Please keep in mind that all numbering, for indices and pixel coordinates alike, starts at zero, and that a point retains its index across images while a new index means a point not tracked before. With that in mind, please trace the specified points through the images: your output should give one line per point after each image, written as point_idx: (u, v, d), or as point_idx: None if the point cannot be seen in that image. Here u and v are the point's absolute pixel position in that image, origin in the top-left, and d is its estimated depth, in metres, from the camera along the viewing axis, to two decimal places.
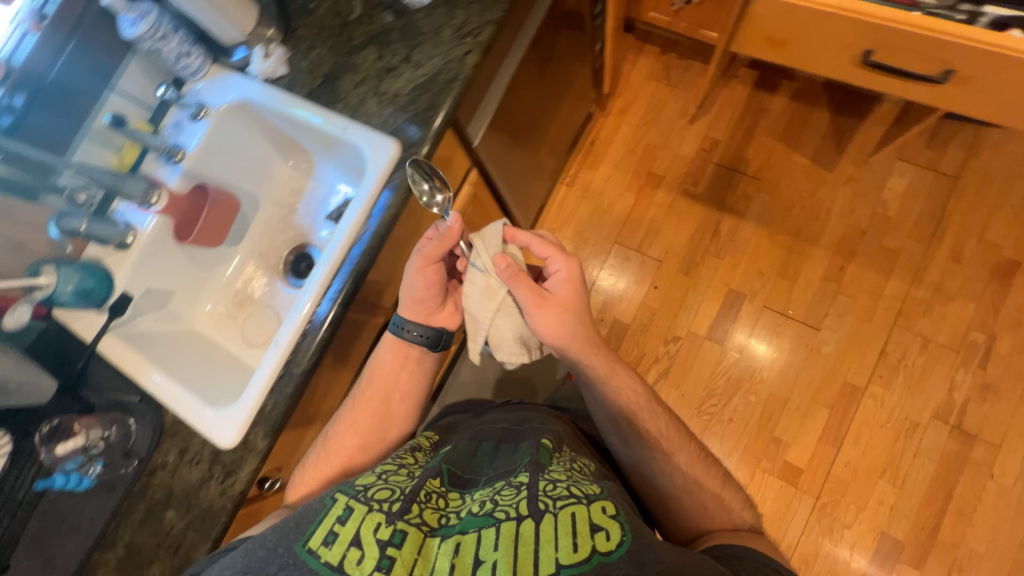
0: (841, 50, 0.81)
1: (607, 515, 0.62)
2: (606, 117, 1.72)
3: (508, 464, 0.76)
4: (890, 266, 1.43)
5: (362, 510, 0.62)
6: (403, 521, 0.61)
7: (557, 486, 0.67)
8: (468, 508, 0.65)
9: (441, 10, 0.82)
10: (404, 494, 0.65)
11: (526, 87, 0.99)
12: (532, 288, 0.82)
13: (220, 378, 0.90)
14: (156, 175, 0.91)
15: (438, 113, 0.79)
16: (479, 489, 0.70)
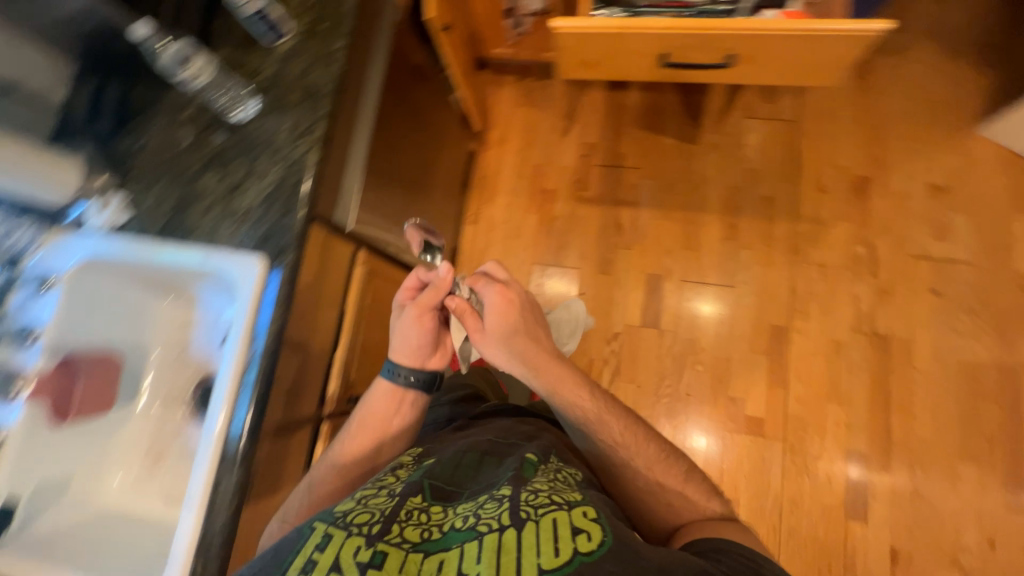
0: (644, 57, 0.89)
1: (588, 518, 0.67)
2: (489, 151, 1.79)
3: (494, 476, 0.77)
4: (772, 211, 1.57)
5: (341, 535, 0.64)
6: (382, 543, 0.63)
7: (539, 495, 0.70)
8: (451, 522, 0.68)
9: (271, 118, 0.82)
10: (384, 516, 0.67)
11: (386, 158, 1.01)
12: (474, 323, 0.87)
13: (144, 551, 0.81)
14: (14, 364, 0.85)
15: (295, 217, 0.79)
16: (463, 502, 0.72)
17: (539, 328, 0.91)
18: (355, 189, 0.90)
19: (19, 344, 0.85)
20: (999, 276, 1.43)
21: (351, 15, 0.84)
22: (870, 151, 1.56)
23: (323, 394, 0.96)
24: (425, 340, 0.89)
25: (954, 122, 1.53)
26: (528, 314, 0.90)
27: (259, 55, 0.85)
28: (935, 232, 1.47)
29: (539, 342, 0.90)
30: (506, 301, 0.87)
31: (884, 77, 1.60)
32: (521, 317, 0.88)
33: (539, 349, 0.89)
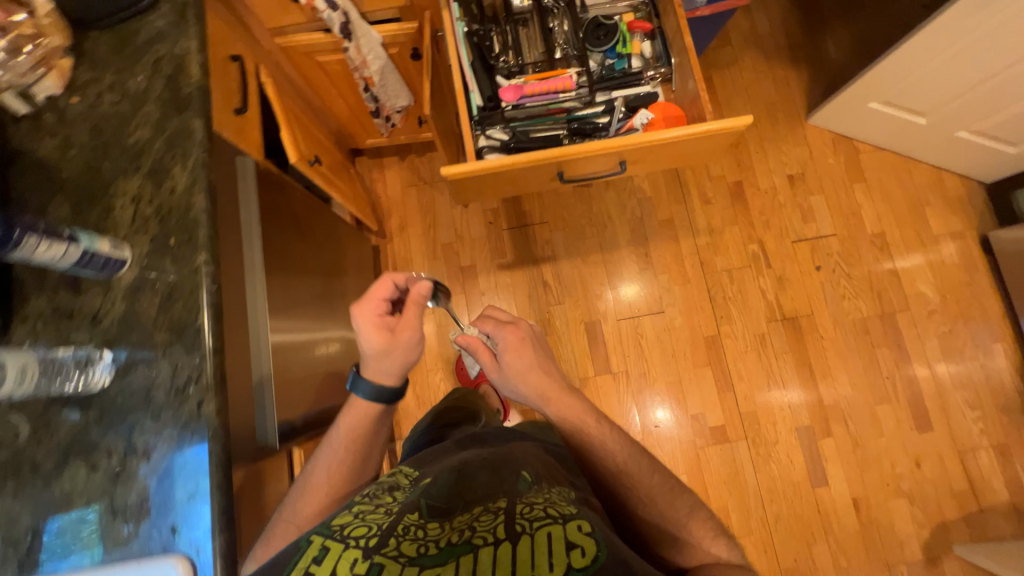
0: (540, 177, 0.88)
1: (584, 533, 0.58)
2: (392, 241, 1.68)
3: (490, 482, 0.70)
4: (674, 232, 1.68)
5: (339, 549, 0.58)
6: (380, 555, 0.57)
7: (534, 508, 0.63)
8: (447, 534, 0.60)
9: (137, 370, 0.66)
10: (382, 530, 0.60)
11: (291, 340, 0.88)
12: (486, 356, 0.94)
13: None
14: None
15: (209, 488, 0.63)
16: (459, 513, 0.64)
17: (551, 363, 0.92)
18: (271, 402, 0.78)
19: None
20: (859, 239, 1.67)
21: (204, 218, 0.71)
22: (735, 157, 1.73)
23: None
24: (400, 356, 0.80)
25: (790, 116, 1.76)
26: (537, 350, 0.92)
27: (97, 294, 0.68)
28: (804, 216, 1.69)
29: (552, 377, 0.91)
30: (516, 337, 0.91)
31: (726, 88, 1.78)
32: (534, 349, 0.92)
33: (549, 379, 0.90)
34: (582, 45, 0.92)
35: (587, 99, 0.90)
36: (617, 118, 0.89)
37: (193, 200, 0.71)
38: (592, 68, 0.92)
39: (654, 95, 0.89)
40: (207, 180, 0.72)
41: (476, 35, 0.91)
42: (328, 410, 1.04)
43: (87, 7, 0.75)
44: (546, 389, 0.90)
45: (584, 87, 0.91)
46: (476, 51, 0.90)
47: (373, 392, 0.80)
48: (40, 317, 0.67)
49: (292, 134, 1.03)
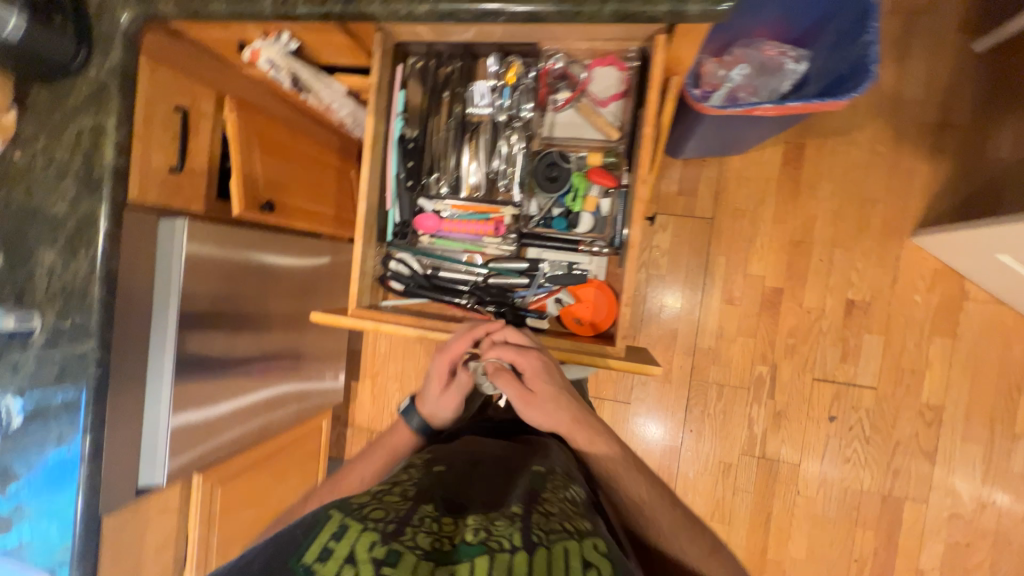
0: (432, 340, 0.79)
1: (602, 552, 0.48)
2: None
3: (502, 486, 0.59)
4: (676, 323, 1.45)
5: (357, 528, 0.47)
6: (398, 542, 0.46)
7: (551, 519, 0.51)
8: (459, 537, 0.49)
9: (40, 422, 0.80)
10: (399, 516, 0.49)
11: (204, 393, 0.99)
12: (512, 393, 0.67)
13: None
14: None
15: (81, 525, 0.81)
16: (474, 513, 0.53)
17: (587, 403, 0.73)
18: (171, 345, 0.91)
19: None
20: (903, 402, 1.35)
21: (97, 306, 0.77)
22: (788, 258, 1.40)
23: None
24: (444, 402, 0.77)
25: (887, 226, 1.34)
26: (563, 379, 0.71)
27: (16, 346, 0.79)
28: (844, 354, 1.37)
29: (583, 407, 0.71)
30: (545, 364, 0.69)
31: (818, 165, 1.37)
32: (560, 385, 0.70)
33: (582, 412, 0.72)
34: (528, 181, 0.76)
35: (513, 249, 0.79)
36: (538, 283, 0.78)
37: (90, 285, 0.77)
38: (532, 211, 0.77)
39: (585, 274, 0.77)
40: (110, 270, 0.78)
41: (411, 145, 0.79)
42: (243, 435, 1.14)
43: (21, 80, 0.75)
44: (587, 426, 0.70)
45: (513, 235, 0.78)
46: (404, 165, 0.78)
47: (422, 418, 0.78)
48: None
49: (248, 177, 1.02)
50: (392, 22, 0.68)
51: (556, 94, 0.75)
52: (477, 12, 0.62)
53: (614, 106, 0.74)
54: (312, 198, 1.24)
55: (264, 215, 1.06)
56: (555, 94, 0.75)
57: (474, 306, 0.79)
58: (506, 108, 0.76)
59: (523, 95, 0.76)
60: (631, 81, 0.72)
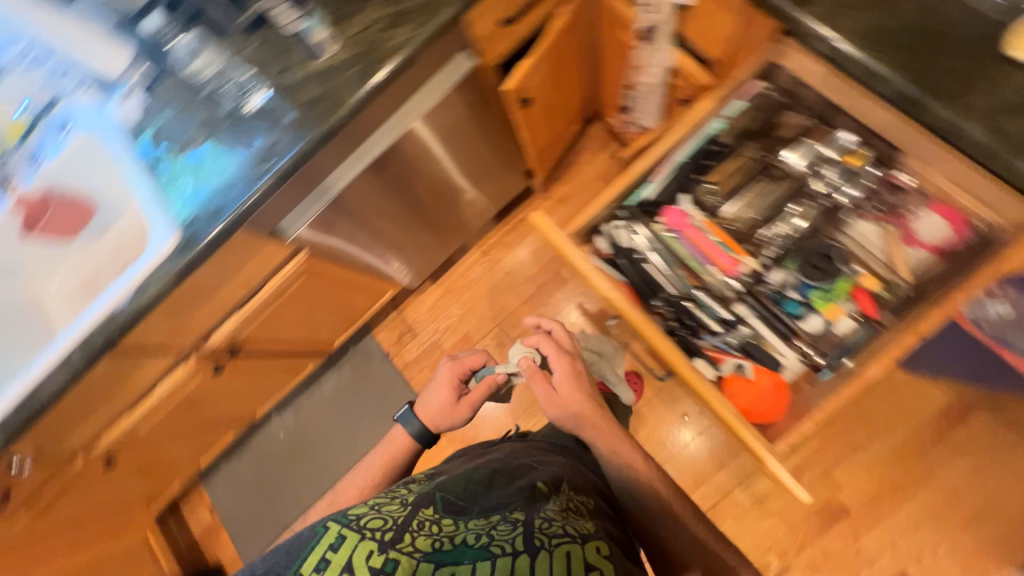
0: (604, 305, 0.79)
1: (600, 554, 0.72)
2: (545, 200, 1.70)
3: (506, 500, 0.85)
4: (728, 459, 1.40)
5: (357, 537, 0.73)
6: (394, 549, 0.72)
7: (551, 525, 0.76)
8: (463, 537, 0.75)
9: (267, 120, 0.87)
10: (397, 526, 0.76)
11: (370, 197, 1.05)
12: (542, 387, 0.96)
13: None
14: (15, 175, 1.03)
15: (224, 216, 0.85)
16: (474, 520, 0.80)
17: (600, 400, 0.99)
18: (388, 140, 0.96)
19: (21, 165, 1.02)
20: None
21: (385, 73, 0.84)
22: (875, 491, 1.30)
23: (210, 331, 1.11)
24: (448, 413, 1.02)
25: (992, 539, 1.23)
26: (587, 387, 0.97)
27: (304, 56, 0.88)
28: None
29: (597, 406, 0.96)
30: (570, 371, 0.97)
31: (968, 437, 1.27)
32: (585, 387, 0.97)
33: (597, 415, 0.95)
34: (785, 255, 0.80)
35: (726, 294, 0.80)
36: (726, 336, 0.80)
37: (394, 55, 0.84)
38: (769, 279, 0.80)
39: (777, 361, 0.79)
40: (411, 57, 0.84)
41: (715, 148, 0.82)
42: (353, 252, 1.20)
43: None
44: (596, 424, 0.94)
45: (741, 284, 0.79)
46: (698, 160, 0.82)
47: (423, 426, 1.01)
48: (258, 41, 0.91)
49: (536, 69, 1.06)
50: (802, 44, 0.70)
51: (873, 203, 0.78)
52: (900, 89, 0.62)
53: (923, 253, 0.76)
54: (545, 121, 1.28)
55: (517, 105, 1.10)
56: (864, 206, 0.79)
57: (658, 312, 0.82)
58: (821, 182, 0.79)
59: (851, 182, 0.77)
60: (958, 246, 0.71)
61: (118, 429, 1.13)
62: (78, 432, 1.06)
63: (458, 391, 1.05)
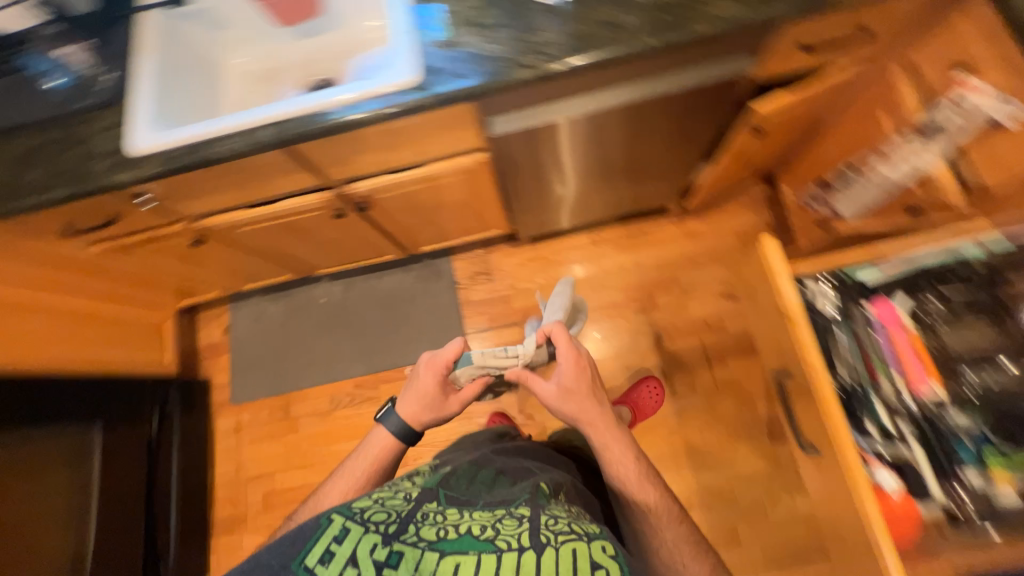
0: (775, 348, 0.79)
1: (606, 554, 0.63)
2: (675, 225, 1.68)
3: (509, 495, 0.76)
4: (725, 545, 1.40)
5: (359, 530, 0.63)
6: (399, 542, 0.62)
7: (557, 522, 0.67)
8: (468, 528, 0.65)
9: (550, 18, 0.85)
10: (401, 519, 0.66)
11: (574, 137, 1.04)
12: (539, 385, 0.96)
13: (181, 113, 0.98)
14: None
15: (467, 83, 0.83)
16: (479, 511, 0.70)
17: (604, 395, 0.96)
18: (631, 96, 0.95)
19: None
20: None
21: (688, 34, 0.81)
22: None
23: (357, 178, 1.08)
24: (433, 409, 0.97)
25: None
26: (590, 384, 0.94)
27: None
28: None
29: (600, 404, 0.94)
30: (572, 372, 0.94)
31: None
32: (590, 385, 0.94)
33: (597, 412, 0.93)
34: (969, 403, 0.78)
35: (899, 408, 0.81)
36: (880, 444, 0.80)
37: (705, 23, 0.81)
38: (953, 419, 0.78)
39: (925, 495, 0.76)
40: (720, 33, 0.81)
41: (959, 269, 0.83)
42: (516, 176, 1.18)
43: None
44: (594, 419, 0.93)
45: (917, 404, 0.80)
46: (932, 274, 0.84)
47: (405, 426, 0.95)
48: None
49: (791, 105, 1.03)
50: None
51: None
52: None
53: None
54: (744, 156, 1.25)
55: (749, 129, 1.07)
56: None
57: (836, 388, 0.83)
58: None
59: None
60: None
61: (226, 218, 1.11)
62: (198, 204, 1.05)
63: (442, 387, 0.98)
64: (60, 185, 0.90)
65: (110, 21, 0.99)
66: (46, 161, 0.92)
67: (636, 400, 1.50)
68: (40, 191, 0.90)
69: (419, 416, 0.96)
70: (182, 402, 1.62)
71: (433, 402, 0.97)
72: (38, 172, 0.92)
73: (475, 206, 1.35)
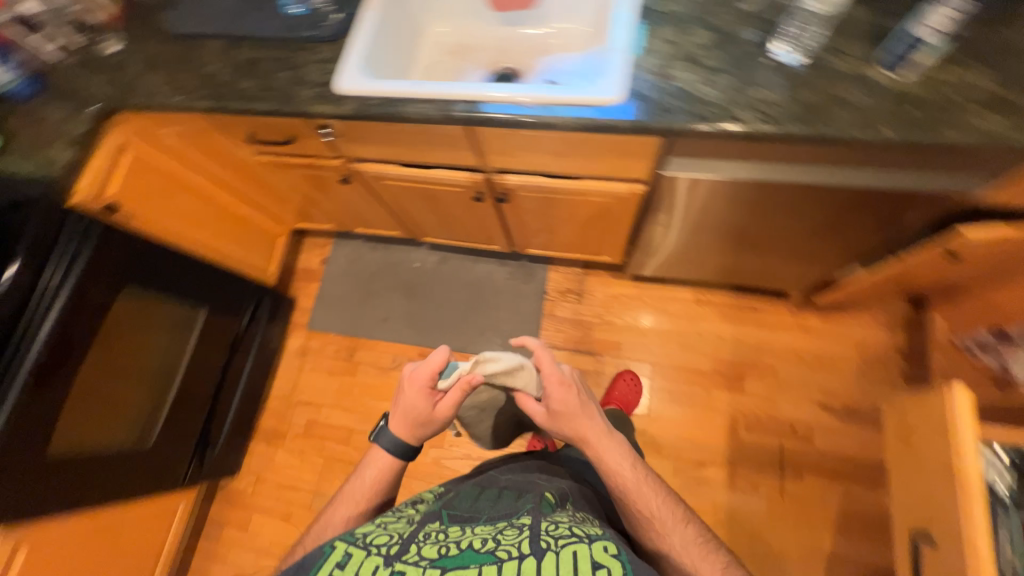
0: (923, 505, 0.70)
1: (608, 553, 0.59)
2: (791, 314, 1.56)
3: (512, 509, 0.75)
4: None
5: (362, 553, 0.61)
6: (401, 562, 0.59)
7: (559, 528, 0.65)
8: (469, 543, 0.63)
9: (780, 78, 0.80)
10: (403, 540, 0.64)
11: (745, 201, 0.97)
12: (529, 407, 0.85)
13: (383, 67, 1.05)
14: None
15: (671, 120, 0.80)
16: (481, 526, 0.69)
17: (595, 403, 0.84)
18: (832, 180, 0.87)
19: None
20: None
21: (933, 138, 0.73)
22: None
23: (512, 171, 1.09)
24: (424, 424, 0.81)
25: None
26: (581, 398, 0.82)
27: (862, 57, 0.79)
28: None
29: (594, 418, 0.82)
30: (559, 391, 0.81)
31: None
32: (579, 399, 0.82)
33: (589, 422, 0.82)
34: None
35: None
36: None
37: (957, 131, 0.73)
38: None
39: None
40: (973, 144, 0.73)
41: None
42: (660, 217, 1.14)
43: None
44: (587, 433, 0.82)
45: None
46: None
47: (399, 444, 0.82)
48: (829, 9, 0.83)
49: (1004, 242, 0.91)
50: None
51: None
52: None
53: None
54: (913, 274, 1.13)
55: (942, 251, 0.96)
56: None
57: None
58: None
59: None
60: None
61: (383, 168, 1.17)
62: (364, 150, 1.12)
63: (431, 398, 0.80)
64: (266, 99, 0.98)
65: None
66: (261, 75, 1.01)
67: (615, 396, 1.51)
68: (251, 99, 0.99)
69: (412, 432, 0.81)
70: (269, 313, 1.75)
71: (421, 417, 0.80)
72: (253, 82, 1.01)
73: (601, 230, 1.32)
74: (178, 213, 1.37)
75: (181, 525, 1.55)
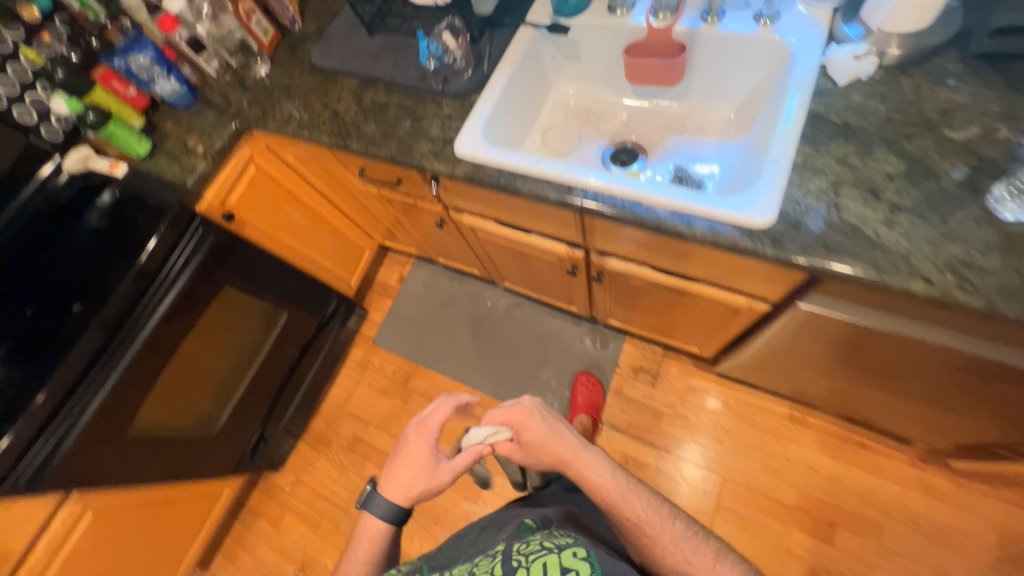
0: None
1: (578, 557, 0.58)
2: (910, 462, 1.30)
3: (490, 544, 0.72)
4: None
5: None
6: None
7: (532, 545, 0.63)
8: None
9: (994, 237, 0.63)
10: None
11: (897, 350, 0.81)
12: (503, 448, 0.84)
13: (505, 127, 1.01)
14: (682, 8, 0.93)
15: (835, 262, 0.66)
16: (460, 565, 0.67)
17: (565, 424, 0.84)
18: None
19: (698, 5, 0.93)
20: None
21: None
22: None
23: (616, 256, 1.00)
24: (424, 481, 0.79)
25: None
26: (553, 423, 0.83)
27: None
28: None
29: (568, 440, 0.81)
30: (527, 421, 0.83)
31: None
32: (549, 424, 0.83)
33: (564, 442, 0.81)
34: None
35: None
36: None
37: None
38: None
39: None
40: None
41: None
42: (778, 336, 0.99)
43: None
44: (565, 455, 0.80)
45: None
46: None
47: (399, 505, 0.79)
48: None
49: None
50: None
51: None
52: None
53: None
54: None
55: None
56: None
57: None
58: None
59: None
60: None
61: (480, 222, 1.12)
62: (467, 204, 1.09)
63: (435, 454, 0.81)
64: (386, 147, 0.98)
65: (495, 25, 1.05)
66: (386, 120, 1.02)
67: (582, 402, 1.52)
68: (371, 144, 1.00)
69: (412, 490, 0.79)
70: (342, 322, 1.79)
71: (421, 473, 0.79)
72: (376, 127, 1.02)
73: (698, 325, 1.18)
74: (283, 222, 1.44)
75: (226, 503, 1.63)
